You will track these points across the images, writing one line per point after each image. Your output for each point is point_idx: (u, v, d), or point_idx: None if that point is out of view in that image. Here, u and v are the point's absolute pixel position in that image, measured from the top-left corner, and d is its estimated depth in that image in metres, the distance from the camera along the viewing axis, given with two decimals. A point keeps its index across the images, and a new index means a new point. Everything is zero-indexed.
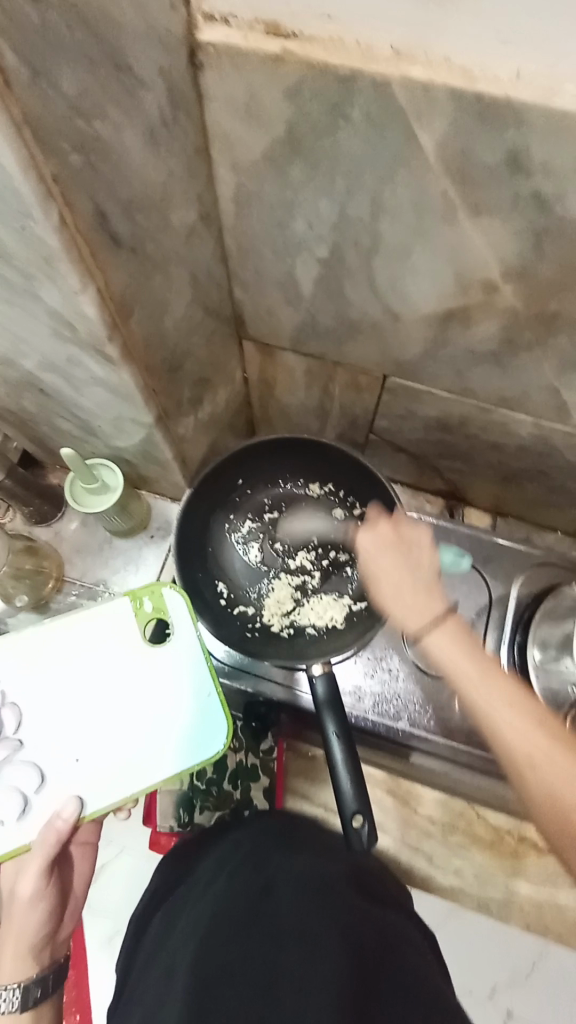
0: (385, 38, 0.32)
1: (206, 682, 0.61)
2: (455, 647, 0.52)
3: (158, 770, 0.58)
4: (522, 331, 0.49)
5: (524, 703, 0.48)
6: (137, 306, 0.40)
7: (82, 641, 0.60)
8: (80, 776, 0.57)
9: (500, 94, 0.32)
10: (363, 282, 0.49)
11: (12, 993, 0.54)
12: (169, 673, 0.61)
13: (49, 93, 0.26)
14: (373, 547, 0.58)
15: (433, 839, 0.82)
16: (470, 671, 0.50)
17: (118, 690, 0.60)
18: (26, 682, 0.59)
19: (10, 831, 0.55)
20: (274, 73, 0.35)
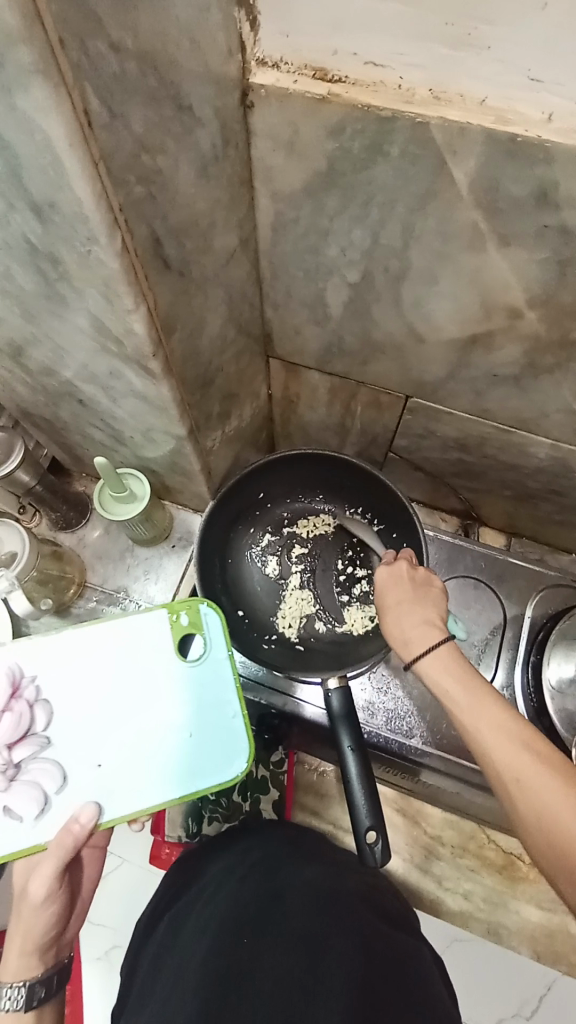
0: (423, 81, 0.34)
1: (229, 703, 0.59)
2: (448, 669, 0.48)
3: (171, 787, 0.57)
4: (543, 355, 0.50)
5: (519, 732, 0.43)
6: (179, 324, 0.42)
7: (117, 645, 0.59)
8: (99, 783, 0.56)
9: (532, 134, 0.34)
10: (391, 305, 0.51)
11: (18, 991, 0.52)
12: (195, 689, 0.59)
13: (121, 129, 0.28)
14: (383, 585, 0.57)
15: (442, 861, 0.81)
16: (460, 692, 0.46)
17: (144, 700, 0.59)
18: (60, 680, 0.58)
19: (27, 829, 0.54)
20: (318, 112, 0.37)
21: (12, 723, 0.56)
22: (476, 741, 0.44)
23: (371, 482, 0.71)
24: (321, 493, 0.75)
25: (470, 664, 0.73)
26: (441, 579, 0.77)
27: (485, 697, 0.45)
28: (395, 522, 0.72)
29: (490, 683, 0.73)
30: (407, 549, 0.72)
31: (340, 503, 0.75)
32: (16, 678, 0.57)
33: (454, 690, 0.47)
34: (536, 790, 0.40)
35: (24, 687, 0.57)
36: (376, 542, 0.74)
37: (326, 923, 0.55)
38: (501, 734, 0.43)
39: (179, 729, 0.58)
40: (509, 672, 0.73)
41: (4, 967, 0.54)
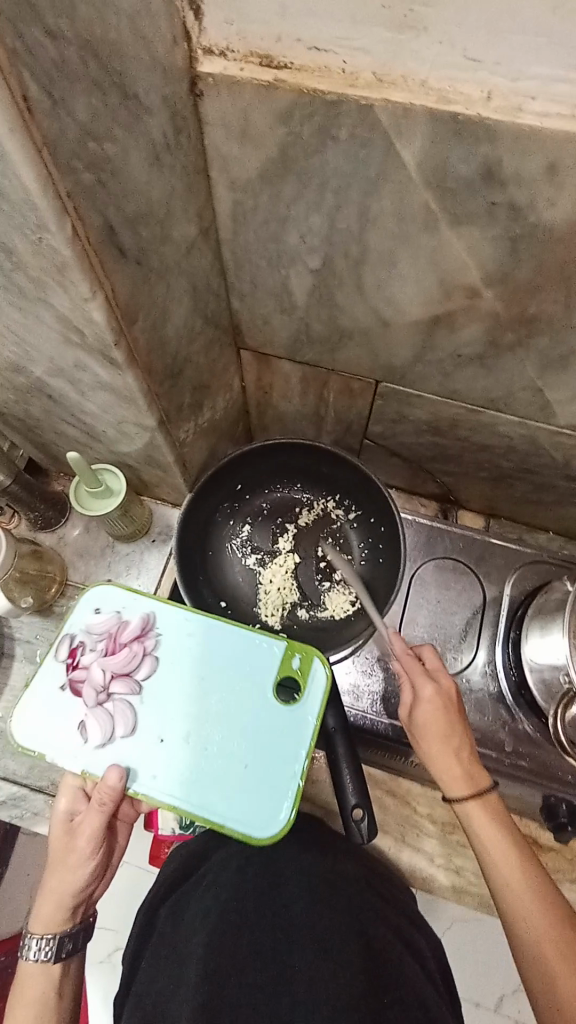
0: (367, 64, 0.35)
1: (297, 762, 0.56)
2: (495, 832, 0.55)
3: (201, 801, 0.55)
4: (504, 333, 0.51)
5: (543, 896, 0.52)
6: (141, 313, 0.42)
7: (236, 646, 0.59)
8: (152, 758, 0.55)
9: (474, 112, 0.35)
10: (354, 290, 0.52)
11: (47, 943, 0.55)
12: (267, 723, 0.57)
13: (64, 117, 0.28)
14: (423, 722, 0.59)
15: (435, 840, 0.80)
16: (499, 849, 0.54)
17: (220, 717, 0.57)
18: (172, 649, 0.59)
19: (83, 753, 0.55)
20: (267, 98, 0.38)
21: (128, 655, 0.58)
22: (503, 894, 0.53)
23: (347, 468, 0.72)
24: (299, 481, 0.76)
25: (452, 643, 0.74)
26: (420, 561, 0.78)
27: (505, 841, 0.55)
28: (372, 506, 0.73)
29: (473, 662, 0.74)
30: (385, 532, 0.73)
31: (317, 491, 0.76)
32: (146, 620, 0.59)
33: (495, 857, 0.54)
34: (545, 949, 0.50)
35: (150, 633, 0.59)
36: (355, 527, 0.75)
37: (329, 925, 0.60)
38: (522, 886, 0.52)
39: (238, 751, 0.56)
40: (491, 650, 0.74)
41: (37, 918, 0.56)
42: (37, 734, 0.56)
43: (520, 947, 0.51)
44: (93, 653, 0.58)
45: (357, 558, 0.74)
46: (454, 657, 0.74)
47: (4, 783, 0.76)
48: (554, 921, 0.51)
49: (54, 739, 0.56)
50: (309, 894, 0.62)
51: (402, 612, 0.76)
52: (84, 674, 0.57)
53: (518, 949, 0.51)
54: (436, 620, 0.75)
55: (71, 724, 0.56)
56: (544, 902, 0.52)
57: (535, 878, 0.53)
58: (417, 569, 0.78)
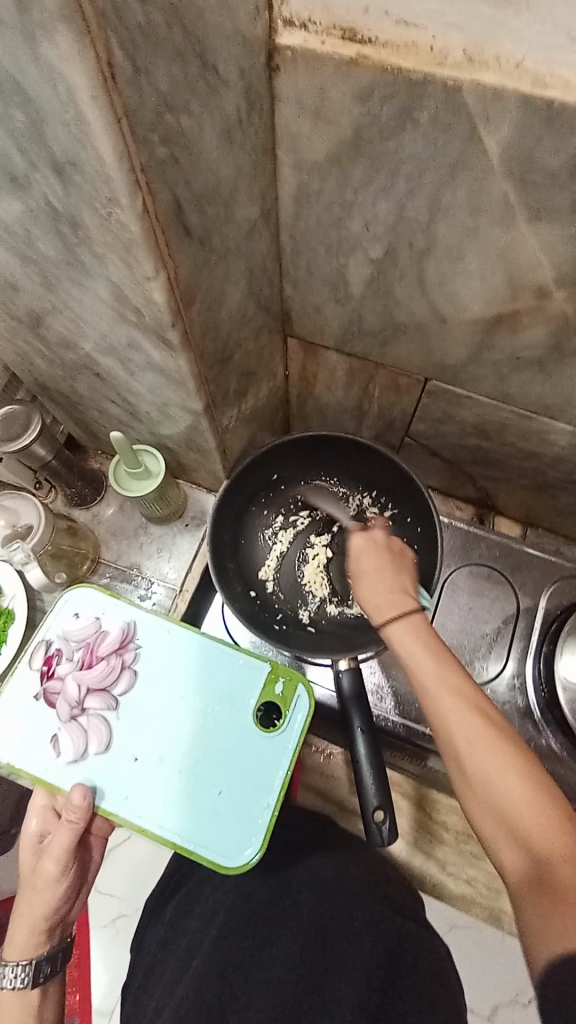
0: (458, 42, 0.33)
1: (269, 792, 0.60)
2: (435, 665, 0.46)
3: (175, 824, 0.59)
4: (570, 336, 0.49)
5: (507, 745, 0.42)
6: (198, 296, 0.41)
7: (226, 674, 0.64)
8: (125, 777, 0.60)
9: (570, 99, 0.33)
10: (414, 283, 0.50)
11: (23, 970, 0.53)
12: (244, 750, 0.61)
13: (145, 87, 0.27)
14: (360, 558, 0.56)
15: (446, 846, 0.77)
16: (445, 694, 0.44)
17: (200, 739, 0.62)
18: (158, 666, 0.64)
19: (58, 766, 0.60)
20: (346, 75, 0.36)
21: (105, 670, 0.63)
22: (448, 736, 0.43)
23: (388, 465, 0.70)
24: (336, 475, 0.75)
25: (480, 652, 0.73)
26: (454, 566, 0.76)
27: (446, 674, 0.45)
28: (410, 506, 0.72)
29: (501, 673, 0.72)
30: (421, 533, 0.70)
31: (354, 486, 0.74)
32: (126, 634, 0.65)
33: (432, 688, 0.45)
34: (492, 773, 0.41)
35: (129, 647, 0.64)
36: (390, 526, 0.73)
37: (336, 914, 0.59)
38: (467, 725, 0.43)
39: (212, 776, 0.61)
40: (520, 663, 0.72)
41: (11, 945, 0.55)
42: (9, 747, 0.60)
43: (476, 794, 0.41)
44: (68, 667, 0.63)
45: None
46: (482, 666, 0.72)
47: None
48: (498, 738, 0.42)
49: (30, 752, 0.60)
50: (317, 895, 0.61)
51: (432, 616, 0.74)
52: (58, 688, 0.63)
53: (478, 805, 0.41)
54: (466, 627, 0.74)
55: (43, 739, 0.61)
56: (496, 736, 0.42)
57: (501, 734, 0.42)
58: (450, 573, 0.76)
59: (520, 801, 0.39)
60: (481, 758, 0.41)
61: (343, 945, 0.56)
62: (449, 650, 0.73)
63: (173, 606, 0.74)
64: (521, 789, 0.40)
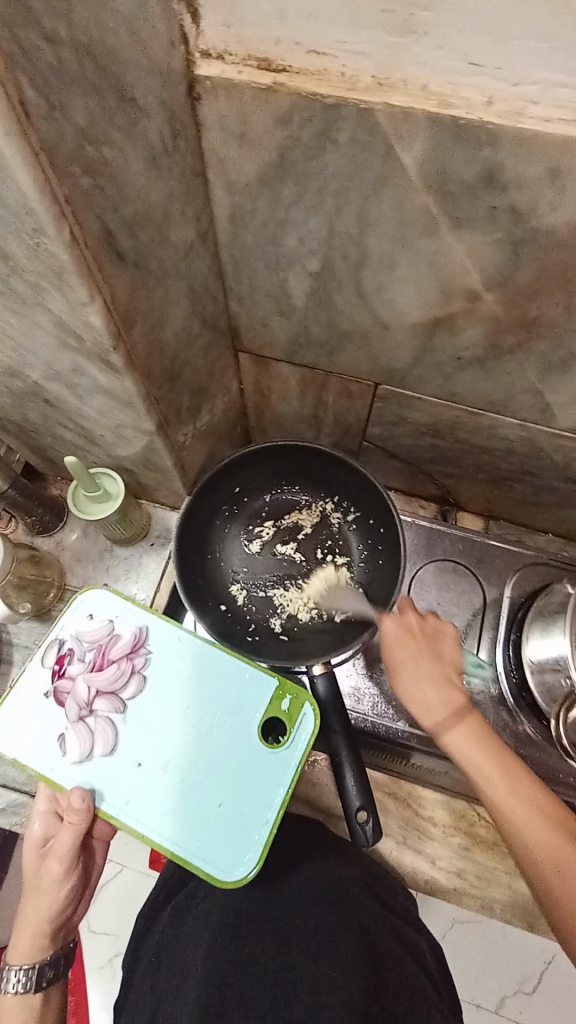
0: (367, 69, 0.35)
1: (269, 809, 0.60)
2: (486, 756, 0.54)
3: (174, 835, 0.59)
4: (504, 335, 0.51)
5: (547, 808, 0.51)
6: (139, 318, 0.42)
7: (230, 685, 0.63)
8: (127, 782, 0.60)
9: (474, 117, 0.35)
10: (353, 293, 0.52)
11: (26, 973, 0.56)
12: (244, 761, 0.61)
13: (61, 121, 0.28)
14: (395, 645, 0.60)
15: (435, 841, 0.78)
16: (497, 777, 0.53)
17: (201, 751, 0.62)
18: (165, 678, 0.63)
19: (62, 763, 0.60)
20: (265, 102, 0.37)
21: (115, 672, 0.63)
22: (504, 813, 0.51)
23: (346, 469, 0.72)
24: (297, 483, 0.76)
25: None
26: (420, 563, 0.78)
27: (468, 731, 0.55)
28: (371, 507, 0.73)
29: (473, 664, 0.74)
30: (385, 533, 0.72)
31: (316, 493, 0.75)
32: (135, 638, 0.64)
33: (485, 770, 0.53)
34: (520, 820, 0.51)
35: (140, 651, 0.64)
36: (354, 528, 0.74)
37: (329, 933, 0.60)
38: (522, 805, 0.51)
39: (213, 786, 0.60)
40: (491, 652, 0.74)
41: (15, 948, 0.57)
42: (18, 743, 0.61)
43: (528, 859, 0.50)
44: (81, 666, 0.64)
45: (356, 559, 0.73)
46: None
47: (2, 788, 0.75)
48: (522, 778, 0.53)
49: (36, 746, 0.61)
50: (311, 902, 0.63)
51: None
52: (68, 687, 0.63)
53: (528, 867, 0.50)
54: None
55: (51, 737, 0.61)
56: (541, 810, 0.51)
57: (532, 786, 0.53)
58: (416, 571, 0.78)
59: (549, 842, 0.49)
60: (537, 836, 0.50)
61: (339, 947, 0.59)
62: None
63: None
64: (548, 831, 0.50)
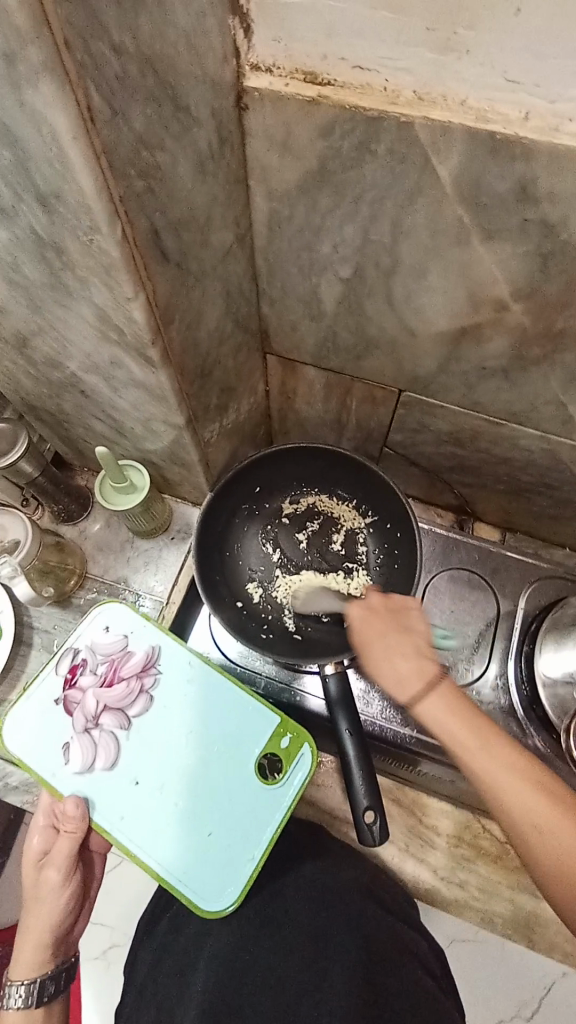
0: (408, 84, 0.37)
1: (255, 845, 0.62)
2: (446, 715, 0.52)
3: (163, 854, 0.61)
4: (530, 346, 0.52)
5: (526, 786, 0.48)
6: (177, 315, 0.43)
7: (232, 711, 0.65)
8: (123, 797, 0.62)
9: (510, 132, 0.36)
10: (382, 299, 0.53)
11: (28, 989, 0.59)
12: (237, 790, 0.63)
13: (121, 126, 0.30)
14: (364, 619, 0.59)
15: (438, 851, 0.77)
16: (473, 747, 0.50)
17: (197, 775, 0.63)
18: (172, 698, 0.65)
19: (63, 771, 0.62)
20: (308, 113, 0.39)
21: (124, 689, 0.65)
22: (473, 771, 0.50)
23: (367, 474, 0.73)
24: (316, 485, 0.77)
25: (464, 655, 0.74)
26: (435, 570, 0.78)
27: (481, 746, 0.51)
28: (389, 514, 0.74)
29: (484, 675, 0.73)
30: (401, 541, 0.73)
31: (335, 496, 0.76)
32: (144, 659, 0.66)
33: (451, 727, 0.52)
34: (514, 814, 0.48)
35: (150, 671, 0.66)
36: (371, 533, 0.75)
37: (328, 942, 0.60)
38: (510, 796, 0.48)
39: (205, 812, 0.62)
40: (503, 663, 0.74)
41: (17, 964, 0.60)
42: (25, 746, 0.63)
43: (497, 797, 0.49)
44: (91, 678, 0.65)
45: (372, 564, 0.74)
46: (466, 668, 0.74)
47: (16, 768, 0.77)
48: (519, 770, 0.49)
49: (41, 752, 0.63)
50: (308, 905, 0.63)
51: None
52: (78, 699, 0.64)
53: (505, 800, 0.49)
54: (450, 630, 0.75)
55: (56, 744, 0.63)
56: (501, 763, 0.50)
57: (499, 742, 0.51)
58: (432, 578, 0.78)
59: (513, 786, 0.49)
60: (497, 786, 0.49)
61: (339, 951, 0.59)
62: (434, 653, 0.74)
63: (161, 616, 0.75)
64: (546, 819, 0.47)
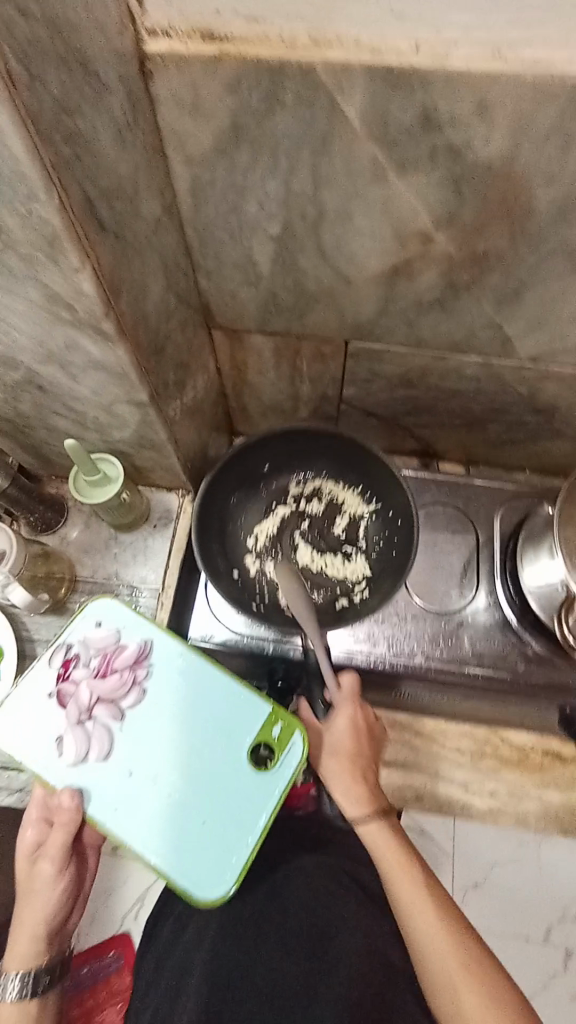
0: (303, 30, 0.39)
1: (250, 833, 0.62)
2: (399, 860, 0.63)
3: (158, 844, 0.61)
4: (459, 273, 0.55)
5: (461, 951, 0.57)
6: (123, 287, 0.44)
7: (222, 702, 0.66)
8: (118, 789, 0.63)
9: (405, 63, 0.39)
10: (315, 250, 0.56)
11: (23, 980, 0.62)
12: (228, 777, 0.64)
13: (41, 91, 0.31)
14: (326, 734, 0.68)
15: (463, 767, 0.83)
16: (411, 889, 0.61)
17: (189, 768, 0.64)
18: (167, 694, 0.66)
19: (57, 764, 0.63)
20: (213, 73, 0.41)
21: (117, 681, 0.65)
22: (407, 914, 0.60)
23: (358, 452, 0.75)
24: (314, 469, 0.79)
25: (454, 583, 0.78)
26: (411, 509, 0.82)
27: (388, 835, 0.64)
28: (385, 495, 0.76)
29: (476, 598, 0.77)
30: (400, 525, 0.75)
31: (334, 481, 0.78)
32: (133, 653, 0.67)
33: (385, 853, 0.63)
34: (428, 946, 0.57)
35: (142, 664, 0.66)
36: (372, 515, 0.77)
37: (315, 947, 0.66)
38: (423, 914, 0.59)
39: (197, 802, 0.63)
40: (490, 585, 0.78)
41: (14, 954, 0.63)
42: (18, 739, 0.64)
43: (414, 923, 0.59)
44: (84, 671, 0.66)
45: (373, 547, 0.76)
46: (459, 594, 0.78)
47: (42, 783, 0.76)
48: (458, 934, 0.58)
49: (36, 745, 0.63)
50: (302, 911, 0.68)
51: None
52: (72, 690, 0.65)
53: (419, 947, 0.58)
54: (436, 562, 0.79)
55: (50, 737, 0.64)
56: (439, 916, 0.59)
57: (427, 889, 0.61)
58: None
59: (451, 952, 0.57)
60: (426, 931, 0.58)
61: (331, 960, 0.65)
62: (425, 584, 0.78)
63: (160, 606, 0.76)
64: (465, 982, 0.55)
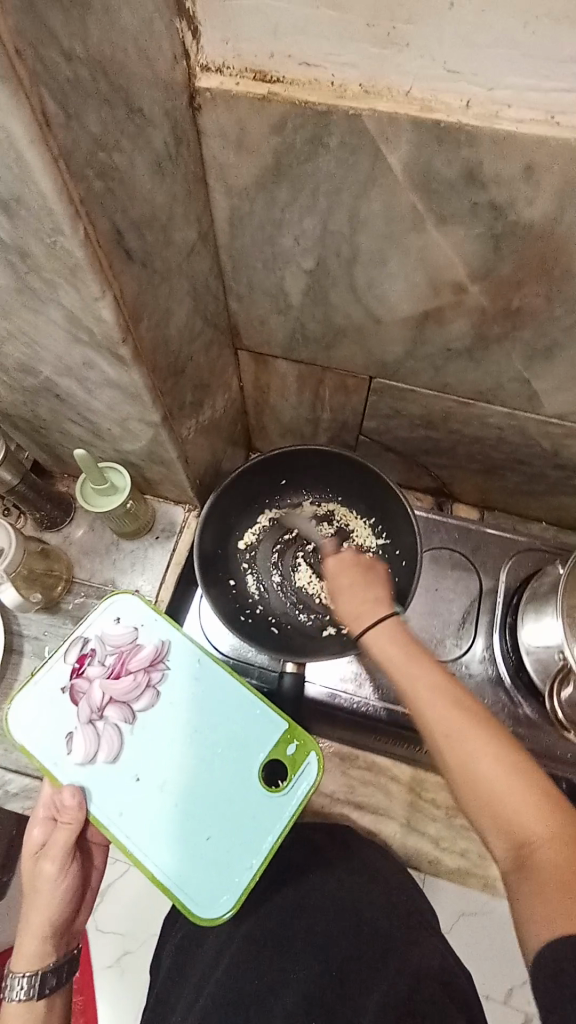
0: (354, 77, 0.38)
1: (254, 855, 0.61)
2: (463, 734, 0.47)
3: (160, 853, 0.61)
4: (491, 326, 0.54)
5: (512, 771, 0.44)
6: (145, 313, 0.44)
7: (237, 716, 0.65)
8: (123, 794, 0.62)
9: (454, 119, 0.38)
10: (346, 287, 0.55)
11: (30, 982, 0.59)
12: (236, 793, 0.63)
13: (76, 129, 0.31)
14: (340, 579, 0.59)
15: (438, 821, 0.81)
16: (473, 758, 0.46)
17: (195, 779, 0.63)
18: (179, 701, 0.65)
19: (64, 760, 0.62)
20: (260, 111, 0.41)
21: (131, 683, 0.65)
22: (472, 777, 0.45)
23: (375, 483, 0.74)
24: (330, 494, 0.78)
25: (450, 632, 0.76)
26: None
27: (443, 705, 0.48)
28: (394, 532, 0.75)
29: (471, 651, 0.76)
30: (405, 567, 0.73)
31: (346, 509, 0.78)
32: (149, 654, 0.66)
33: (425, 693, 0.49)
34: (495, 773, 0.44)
35: (158, 666, 0.66)
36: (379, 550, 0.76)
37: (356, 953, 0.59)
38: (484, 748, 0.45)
39: (204, 814, 0.62)
40: (488, 638, 0.76)
41: (22, 955, 0.60)
42: (29, 733, 0.63)
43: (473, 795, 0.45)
44: (99, 669, 0.65)
45: None
46: (454, 644, 0.76)
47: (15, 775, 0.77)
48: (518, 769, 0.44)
49: (46, 739, 0.63)
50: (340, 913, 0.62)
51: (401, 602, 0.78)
52: (84, 688, 0.65)
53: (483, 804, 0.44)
54: (435, 609, 0.77)
55: (60, 735, 0.63)
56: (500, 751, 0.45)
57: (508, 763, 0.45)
58: None
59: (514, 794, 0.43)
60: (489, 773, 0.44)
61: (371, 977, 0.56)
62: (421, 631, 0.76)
63: None
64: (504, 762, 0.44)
